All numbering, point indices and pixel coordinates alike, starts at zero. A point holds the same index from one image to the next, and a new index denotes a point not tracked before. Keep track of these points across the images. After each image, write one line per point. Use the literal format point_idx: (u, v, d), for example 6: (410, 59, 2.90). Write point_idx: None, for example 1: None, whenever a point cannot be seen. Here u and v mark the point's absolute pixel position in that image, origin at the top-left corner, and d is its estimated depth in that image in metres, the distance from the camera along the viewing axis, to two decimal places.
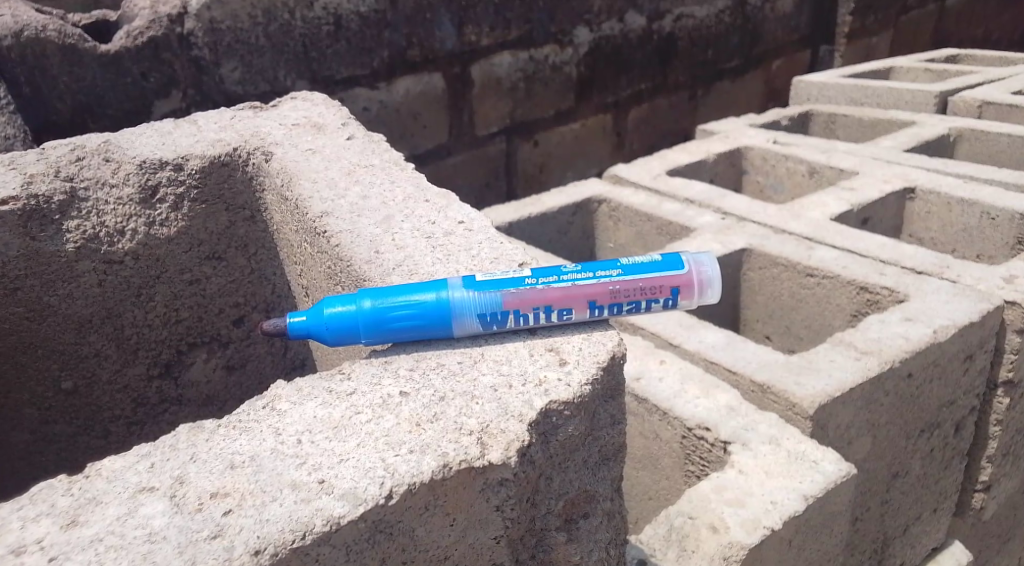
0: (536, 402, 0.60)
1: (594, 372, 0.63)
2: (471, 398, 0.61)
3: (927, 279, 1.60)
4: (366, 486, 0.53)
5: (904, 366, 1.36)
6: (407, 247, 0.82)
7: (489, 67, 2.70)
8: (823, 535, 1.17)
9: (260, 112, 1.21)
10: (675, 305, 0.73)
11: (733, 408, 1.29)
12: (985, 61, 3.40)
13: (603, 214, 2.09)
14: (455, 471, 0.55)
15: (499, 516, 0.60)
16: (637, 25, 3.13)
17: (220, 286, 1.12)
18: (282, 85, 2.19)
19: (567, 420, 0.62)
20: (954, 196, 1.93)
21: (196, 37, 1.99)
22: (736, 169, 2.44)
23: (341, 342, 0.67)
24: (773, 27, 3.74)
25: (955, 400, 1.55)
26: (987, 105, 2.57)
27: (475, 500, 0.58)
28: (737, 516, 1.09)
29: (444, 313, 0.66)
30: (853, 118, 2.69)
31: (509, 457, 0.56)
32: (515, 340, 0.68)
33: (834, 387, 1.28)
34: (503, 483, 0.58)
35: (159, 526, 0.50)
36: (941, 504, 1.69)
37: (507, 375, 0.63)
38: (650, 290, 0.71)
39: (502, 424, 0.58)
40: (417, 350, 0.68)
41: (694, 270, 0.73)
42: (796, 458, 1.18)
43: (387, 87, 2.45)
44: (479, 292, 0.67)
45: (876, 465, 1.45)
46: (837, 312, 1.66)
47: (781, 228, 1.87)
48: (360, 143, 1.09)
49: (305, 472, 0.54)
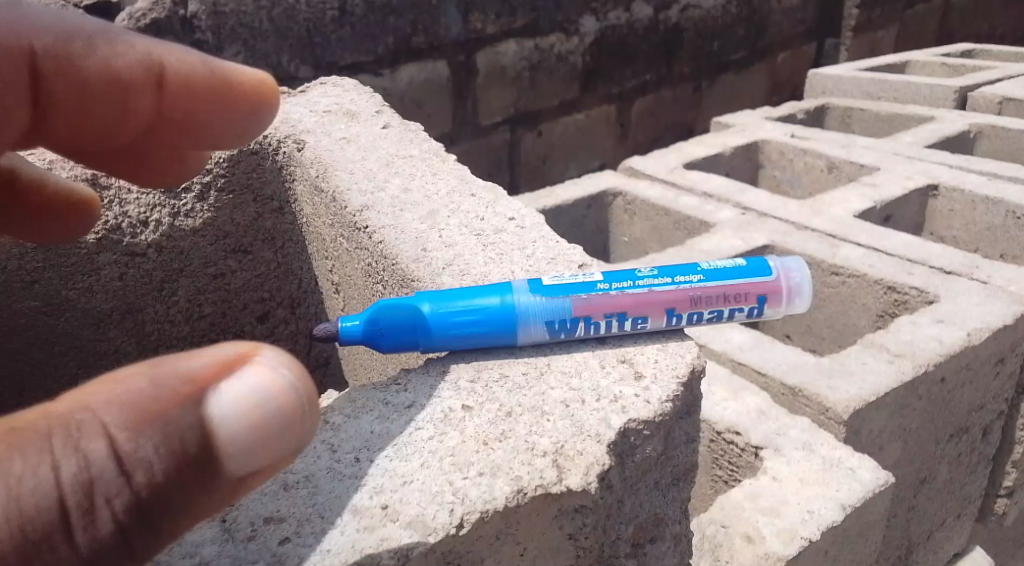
0: (613, 420, 0.55)
1: (675, 388, 0.58)
2: (541, 414, 0.56)
3: (956, 280, 1.55)
4: (435, 513, 0.48)
5: (938, 370, 1.32)
6: (456, 245, 0.77)
7: (494, 55, 2.64)
8: (858, 545, 1.13)
9: (289, 98, 1.15)
10: (760, 314, 0.67)
11: (763, 411, 1.24)
12: (1001, 57, 3.34)
13: (619, 207, 2.03)
14: (530, 498, 0.50)
15: (571, 545, 0.56)
16: (643, 15, 3.06)
17: (246, 281, 1.06)
18: (286, 70, 2.12)
19: (645, 440, 0.57)
20: (978, 194, 1.88)
21: (200, 20, 1.93)
22: (752, 163, 2.39)
23: (396, 349, 0.62)
24: (780, 20, 3.67)
25: (985, 404, 1.51)
26: (1008, 101, 2.52)
27: (547, 528, 0.53)
28: (774, 526, 1.04)
29: (510, 319, 0.61)
30: (870, 113, 2.63)
31: (590, 482, 0.52)
32: (584, 350, 0.63)
33: (869, 391, 1.23)
34: (579, 510, 0.54)
35: (210, 555, 0.46)
36: (965, 509, 1.65)
37: (579, 390, 0.58)
38: (734, 298, 0.66)
39: (579, 445, 0.53)
40: (477, 359, 0.63)
41: (782, 277, 0.67)
42: (831, 465, 1.13)
43: (391, 75, 2.39)
44: (547, 297, 0.62)
45: (905, 471, 1.41)
46: (862, 312, 1.62)
47: (803, 224, 1.82)
48: (396, 132, 1.04)
49: (367, 495, 0.50)
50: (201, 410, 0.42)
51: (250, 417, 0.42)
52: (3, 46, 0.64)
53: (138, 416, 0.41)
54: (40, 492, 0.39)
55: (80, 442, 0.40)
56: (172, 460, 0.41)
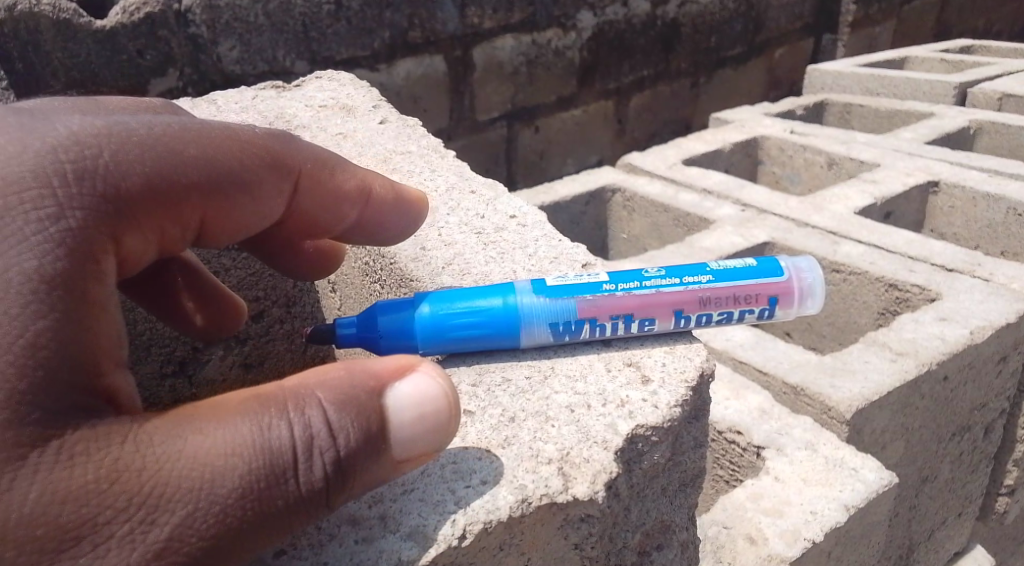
0: (621, 426, 0.54)
1: (683, 392, 0.57)
2: (545, 419, 0.54)
3: (959, 277, 1.53)
4: (435, 524, 0.47)
5: (941, 369, 1.30)
6: (455, 244, 0.75)
7: (492, 50, 2.62)
8: (862, 546, 1.11)
9: (283, 92, 1.13)
10: (771, 316, 0.65)
11: (765, 411, 1.22)
12: (1000, 53, 3.33)
13: (618, 203, 2.01)
14: (535, 507, 0.49)
15: (576, 554, 0.55)
16: (641, 10, 3.03)
17: (240, 279, 1.04)
18: (281, 65, 2.10)
19: (652, 447, 0.55)
20: (980, 191, 1.87)
21: (194, 14, 1.90)
22: (752, 159, 2.37)
23: (395, 352, 0.60)
24: (779, 15, 3.65)
25: (987, 403, 1.49)
26: (1008, 97, 2.50)
27: (551, 538, 0.52)
28: (777, 527, 1.03)
29: (513, 321, 0.59)
30: (870, 109, 2.62)
31: (596, 492, 0.50)
32: (588, 353, 0.61)
33: (872, 390, 1.21)
34: (585, 519, 0.52)
35: None
36: (966, 507, 1.63)
37: (584, 395, 0.56)
38: (744, 299, 0.64)
39: (585, 452, 0.52)
40: (479, 362, 0.61)
41: (794, 277, 0.65)
42: (835, 465, 1.11)
43: (387, 70, 2.37)
44: (551, 298, 0.60)
45: (906, 470, 1.39)
46: (864, 310, 1.60)
47: (803, 221, 1.80)
48: (394, 127, 1.02)
49: (366, 505, 0.49)
50: (387, 396, 0.47)
51: (434, 414, 0.47)
52: (212, 130, 0.56)
53: (345, 395, 0.45)
54: (263, 443, 0.43)
55: (300, 410, 0.44)
56: (369, 437, 0.45)
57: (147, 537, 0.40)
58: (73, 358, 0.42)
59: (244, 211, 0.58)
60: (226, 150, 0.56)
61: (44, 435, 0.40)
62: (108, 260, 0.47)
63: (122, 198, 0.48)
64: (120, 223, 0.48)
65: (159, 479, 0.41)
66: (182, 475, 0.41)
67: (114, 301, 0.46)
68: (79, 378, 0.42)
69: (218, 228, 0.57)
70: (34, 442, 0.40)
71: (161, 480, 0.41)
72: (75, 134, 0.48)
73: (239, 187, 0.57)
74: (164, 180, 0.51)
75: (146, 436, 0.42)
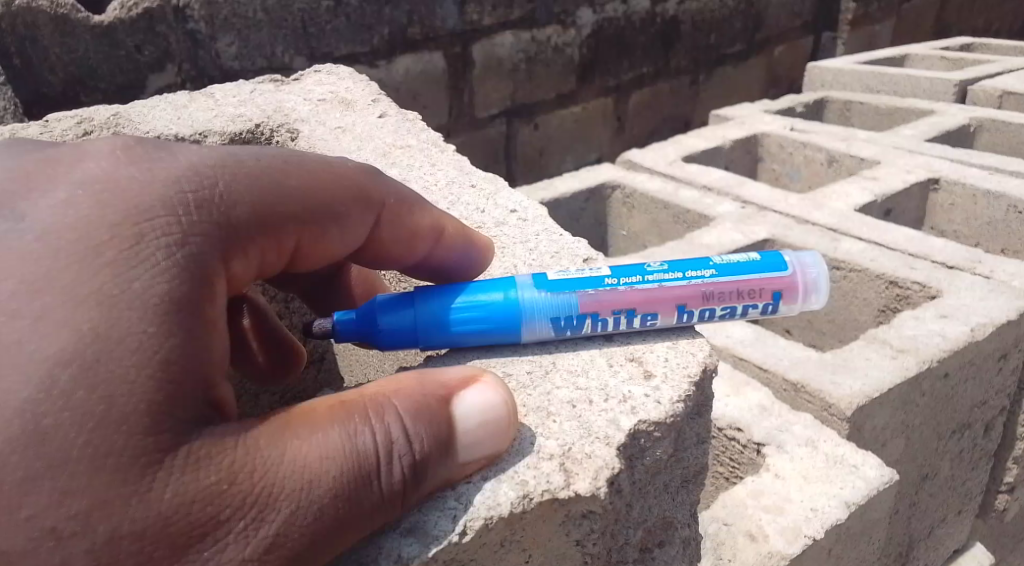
0: (623, 422, 0.53)
1: (686, 388, 0.56)
2: (547, 415, 0.54)
3: (960, 274, 1.53)
4: (436, 521, 0.48)
5: (942, 366, 1.30)
6: None
7: (491, 46, 2.61)
8: (862, 543, 1.11)
9: (282, 86, 1.12)
10: (775, 310, 0.65)
11: (765, 408, 1.22)
12: (1000, 50, 3.32)
13: (618, 200, 2.00)
14: (536, 504, 0.49)
15: (578, 551, 0.54)
16: (641, 7, 3.03)
17: None
18: (280, 61, 2.09)
19: (656, 442, 0.55)
20: (980, 188, 1.86)
21: (192, 10, 1.89)
22: (752, 156, 2.36)
23: (394, 347, 0.59)
24: (778, 12, 3.64)
25: (987, 400, 1.49)
26: (1008, 95, 2.50)
27: (553, 534, 0.52)
28: (777, 525, 1.02)
29: (514, 317, 0.59)
30: (870, 106, 2.61)
31: (599, 488, 0.49)
32: (591, 348, 0.61)
33: (872, 387, 1.21)
34: (587, 516, 0.52)
35: None
36: (966, 505, 1.63)
37: (586, 390, 0.56)
38: (748, 294, 0.63)
39: (587, 448, 0.51)
40: (480, 358, 0.61)
41: (798, 272, 0.64)
42: (835, 462, 1.11)
43: (387, 66, 2.36)
44: (553, 292, 0.59)
45: (906, 467, 1.39)
46: (864, 307, 1.60)
47: (804, 218, 1.79)
48: (394, 121, 1.01)
49: None
50: (455, 405, 0.49)
51: (498, 422, 0.49)
52: (310, 163, 0.57)
53: (418, 404, 0.48)
54: (354, 447, 0.45)
55: (380, 417, 0.46)
56: (442, 443, 0.47)
57: (259, 533, 0.42)
58: (198, 378, 0.44)
59: (332, 243, 0.58)
60: (321, 180, 0.56)
61: (178, 441, 0.42)
62: (221, 285, 0.48)
63: (230, 225, 0.49)
64: (231, 248, 0.49)
65: (268, 479, 0.43)
66: (288, 476, 0.43)
67: (226, 324, 0.47)
68: (202, 397, 0.44)
69: (309, 257, 0.58)
70: (168, 448, 0.41)
71: (269, 482, 0.43)
72: (198, 165, 0.50)
73: (332, 219, 0.57)
74: (269, 208, 0.52)
75: (255, 441, 0.44)
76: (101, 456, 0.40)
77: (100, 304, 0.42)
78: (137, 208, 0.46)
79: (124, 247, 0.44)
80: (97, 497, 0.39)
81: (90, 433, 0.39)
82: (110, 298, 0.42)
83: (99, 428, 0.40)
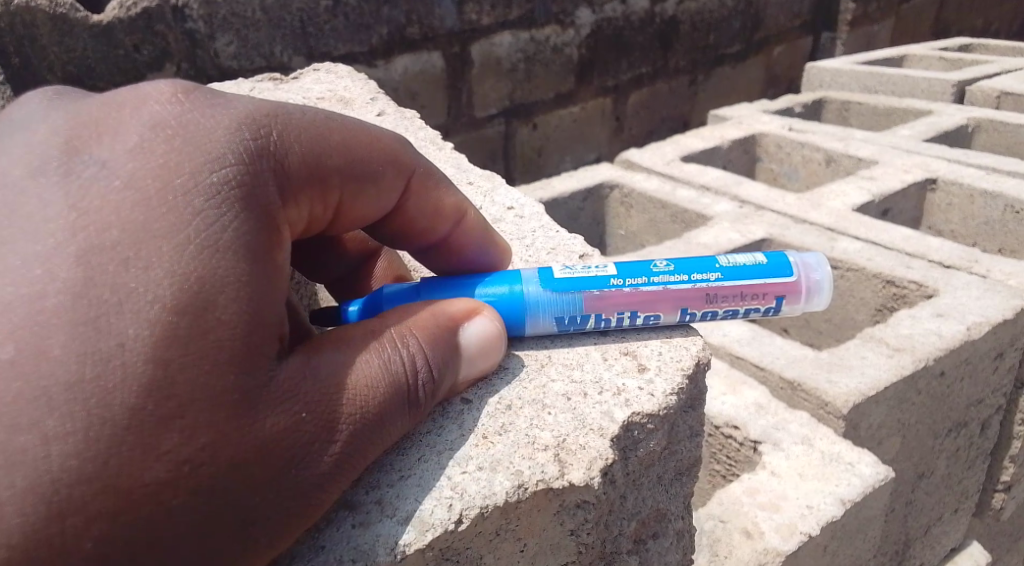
0: (617, 414, 0.55)
1: (680, 380, 0.59)
2: (542, 407, 0.56)
3: (956, 274, 1.54)
4: (432, 509, 0.49)
5: (938, 365, 1.30)
6: None
7: (490, 46, 2.61)
8: (857, 541, 1.12)
9: (280, 85, 1.13)
10: (777, 311, 0.64)
11: (762, 406, 1.22)
12: (998, 51, 3.33)
13: (615, 199, 2.00)
14: (531, 493, 0.51)
15: (573, 541, 0.56)
16: (639, 7, 3.03)
17: None
18: (278, 61, 2.09)
19: (649, 435, 0.57)
20: (977, 187, 1.87)
21: (191, 9, 1.89)
22: (750, 155, 2.36)
23: None
24: (777, 12, 3.65)
25: (983, 399, 1.49)
26: (1006, 95, 2.50)
27: (548, 524, 0.54)
28: (772, 522, 1.03)
29: (518, 313, 0.61)
30: (868, 106, 2.62)
31: (592, 477, 0.52)
32: (586, 343, 0.63)
33: (868, 386, 1.21)
34: (580, 506, 0.54)
35: None
36: (962, 504, 1.63)
37: (580, 383, 0.59)
38: (750, 297, 0.63)
39: (582, 439, 0.54)
40: None
41: (802, 275, 0.63)
42: (830, 460, 1.11)
43: (385, 66, 2.36)
44: (557, 292, 0.60)
45: (902, 466, 1.39)
46: (861, 306, 1.60)
47: (801, 217, 1.80)
48: (392, 119, 1.02)
49: (364, 491, 0.51)
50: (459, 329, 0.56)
51: (494, 339, 0.58)
52: (351, 121, 0.59)
53: (429, 330, 0.55)
54: (391, 368, 0.52)
55: (401, 342, 0.53)
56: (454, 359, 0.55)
57: (331, 450, 0.48)
58: (270, 312, 0.48)
59: (370, 203, 0.60)
60: (365, 137, 0.59)
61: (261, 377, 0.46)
62: (280, 232, 0.51)
63: (285, 175, 0.53)
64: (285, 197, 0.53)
65: (327, 401, 0.49)
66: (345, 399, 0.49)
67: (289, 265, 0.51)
68: (275, 331, 0.48)
69: (345, 214, 0.60)
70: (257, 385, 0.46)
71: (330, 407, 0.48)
72: (253, 113, 0.53)
73: (370, 179, 0.59)
74: (316, 160, 0.55)
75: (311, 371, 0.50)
76: (213, 395, 0.44)
77: (202, 253, 0.45)
78: (208, 158, 0.49)
79: (206, 199, 0.47)
80: (216, 431, 0.43)
81: (192, 371, 0.43)
82: (207, 247, 0.46)
83: (209, 368, 0.44)
